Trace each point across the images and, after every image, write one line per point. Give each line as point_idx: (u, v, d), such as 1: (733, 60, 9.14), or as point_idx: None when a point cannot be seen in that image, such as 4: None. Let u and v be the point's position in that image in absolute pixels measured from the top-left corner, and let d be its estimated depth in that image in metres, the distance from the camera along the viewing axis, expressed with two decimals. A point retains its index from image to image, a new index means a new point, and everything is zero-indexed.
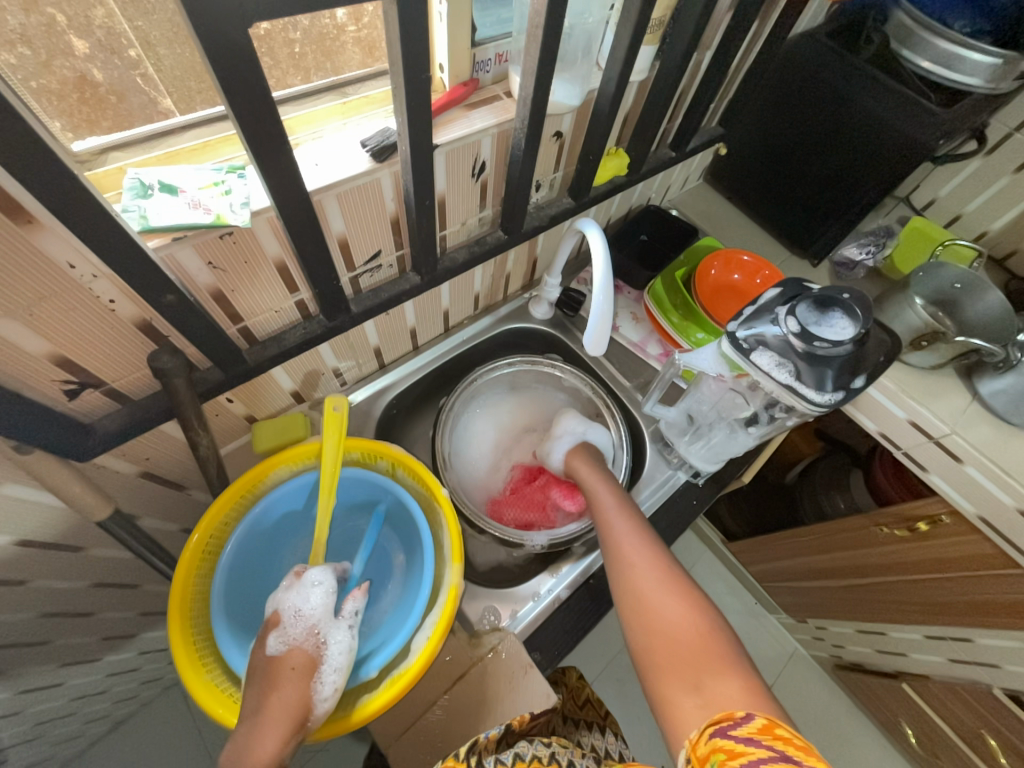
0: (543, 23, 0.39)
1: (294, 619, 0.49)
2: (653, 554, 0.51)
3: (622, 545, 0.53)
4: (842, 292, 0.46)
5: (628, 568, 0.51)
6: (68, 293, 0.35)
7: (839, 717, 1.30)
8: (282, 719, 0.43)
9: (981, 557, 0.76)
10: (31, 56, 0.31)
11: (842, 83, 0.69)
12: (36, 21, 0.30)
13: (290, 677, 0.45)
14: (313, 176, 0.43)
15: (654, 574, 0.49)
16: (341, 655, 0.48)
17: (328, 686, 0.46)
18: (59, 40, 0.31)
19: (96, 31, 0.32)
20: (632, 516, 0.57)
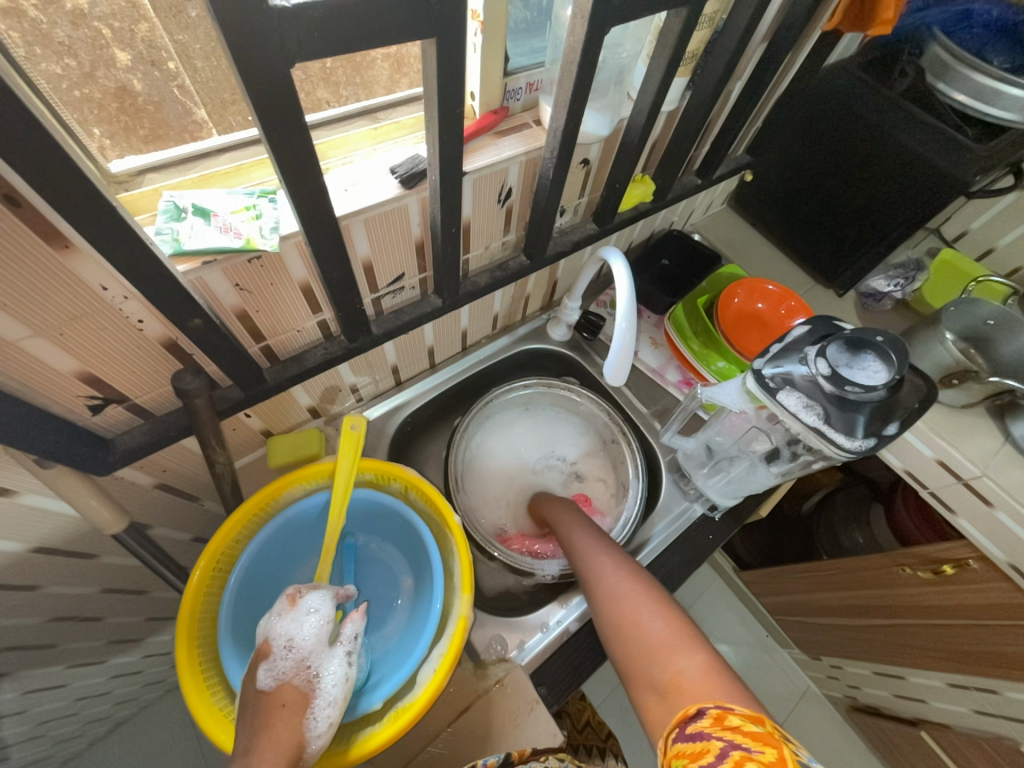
0: (578, 58, 0.39)
1: (285, 650, 0.48)
2: (618, 568, 0.53)
3: (591, 564, 0.55)
4: (875, 334, 0.45)
5: (596, 584, 0.53)
6: (98, 312, 0.36)
7: (852, 761, 1.24)
8: (278, 746, 0.41)
9: (1010, 606, 0.72)
10: (77, 67, 0.31)
11: (875, 115, 0.67)
12: (83, 34, 0.30)
13: (280, 713, 0.43)
14: (342, 202, 0.43)
15: (617, 585, 0.51)
16: (335, 686, 0.47)
17: (323, 718, 0.45)
18: (103, 53, 0.31)
19: (138, 44, 0.32)
20: (601, 541, 0.58)
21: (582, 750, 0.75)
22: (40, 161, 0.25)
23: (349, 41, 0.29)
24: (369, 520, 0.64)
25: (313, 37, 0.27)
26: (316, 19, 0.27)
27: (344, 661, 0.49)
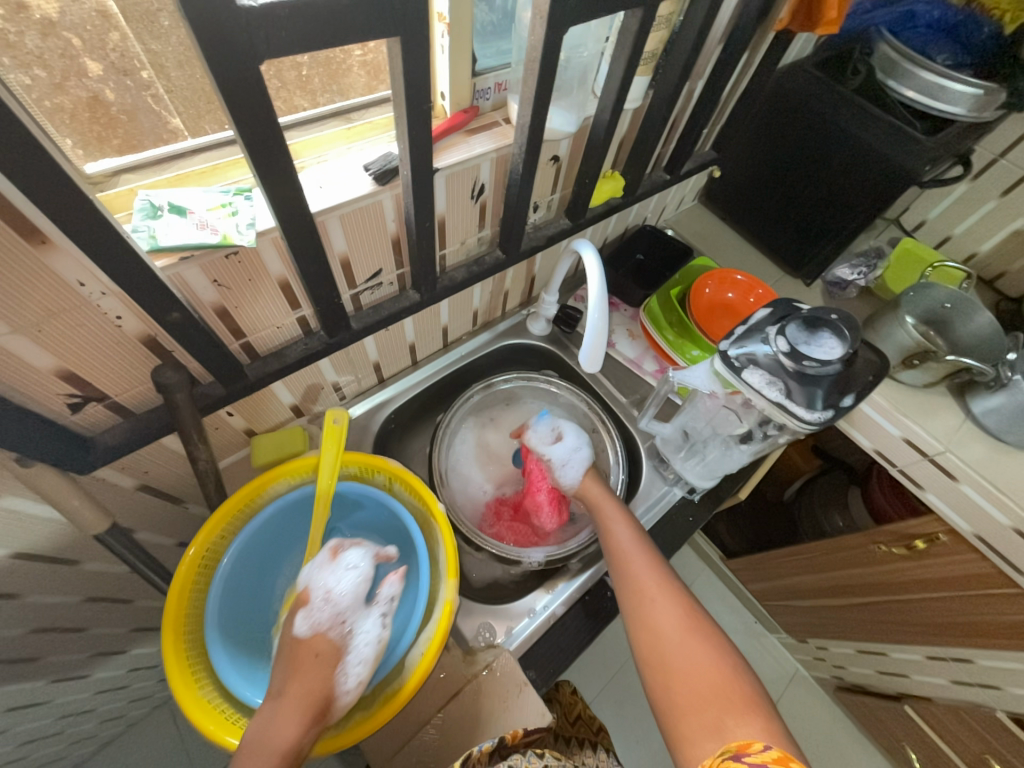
0: (540, 57, 0.41)
1: (324, 601, 0.50)
2: (672, 595, 0.54)
3: (644, 585, 0.55)
4: (829, 313, 0.48)
5: (647, 609, 0.54)
6: (76, 310, 0.36)
7: (842, 741, 1.27)
8: (300, 710, 0.44)
9: (978, 576, 0.75)
10: (47, 79, 0.32)
11: (830, 110, 0.71)
12: (53, 45, 0.31)
13: (312, 664, 0.47)
14: (317, 198, 0.44)
15: (673, 617, 0.52)
16: (367, 647, 0.50)
17: (351, 678, 0.48)
18: (74, 63, 0.32)
19: (110, 54, 0.33)
20: (650, 553, 0.59)
21: (572, 742, 0.73)
22: (13, 154, 0.26)
23: (314, 39, 0.30)
24: (354, 514, 0.64)
25: (281, 35, 0.29)
26: (282, 18, 0.28)
27: (379, 623, 0.51)
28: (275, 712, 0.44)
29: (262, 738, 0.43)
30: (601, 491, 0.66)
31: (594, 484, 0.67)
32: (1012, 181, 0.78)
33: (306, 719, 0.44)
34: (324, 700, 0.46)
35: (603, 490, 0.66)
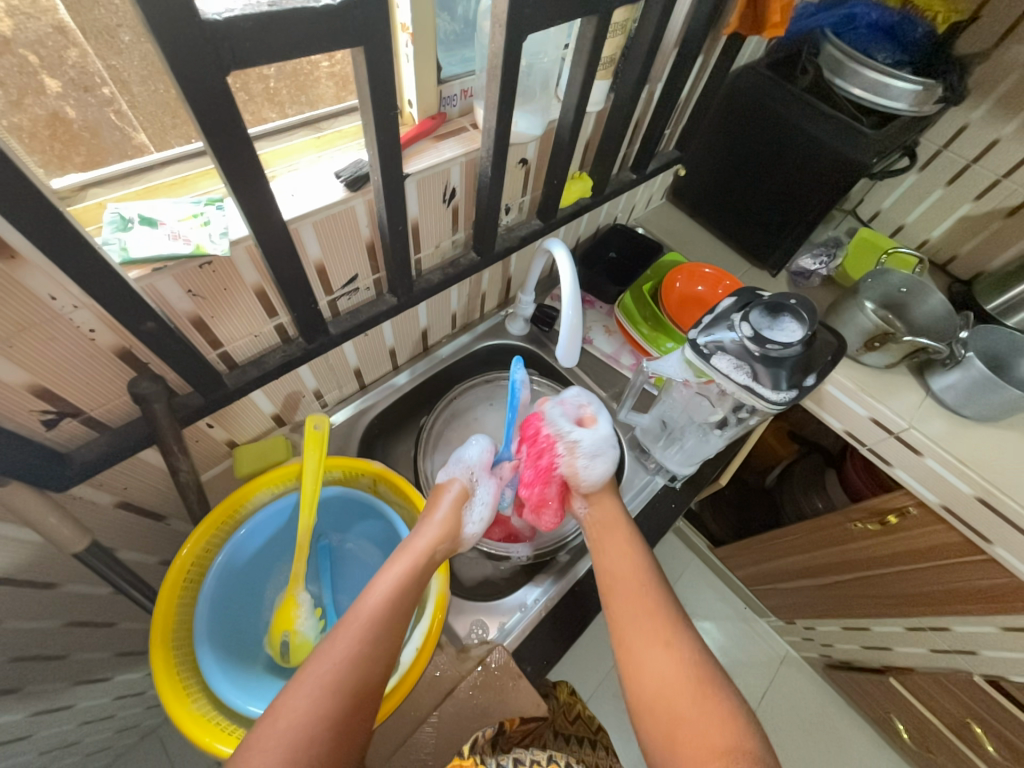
0: (501, 63, 0.43)
1: (456, 464, 0.63)
2: (683, 636, 0.50)
3: (655, 623, 0.51)
4: (789, 298, 0.51)
5: (657, 652, 0.49)
6: (47, 323, 0.36)
7: (833, 717, 1.30)
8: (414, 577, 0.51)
9: (948, 545, 0.79)
10: (3, 96, 0.32)
11: (783, 108, 0.74)
12: (9, 62, 0.31)
13: (448, 497, 0.58)
14: (289, 205, 0.45)
15: (685, 664, 0.48)
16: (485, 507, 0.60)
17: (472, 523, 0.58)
18: (31, 79, 0.32)
19: (69, 70, 0.33)
20: (659, 583, 0.55)
21: (573, 740, 0.62)
22: None
23: (280, 50, 0.31)
24: (340, 519, 0.65)
25: (247, 47, 0.29)
26: (247, 30, 0.29)
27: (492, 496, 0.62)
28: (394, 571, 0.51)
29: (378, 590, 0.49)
30: (618, 509, 0.62)
31: (610, 500, 0.62)
32: (956, 170, 0.82)
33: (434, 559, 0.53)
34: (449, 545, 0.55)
35: (617, 514, 0.61)
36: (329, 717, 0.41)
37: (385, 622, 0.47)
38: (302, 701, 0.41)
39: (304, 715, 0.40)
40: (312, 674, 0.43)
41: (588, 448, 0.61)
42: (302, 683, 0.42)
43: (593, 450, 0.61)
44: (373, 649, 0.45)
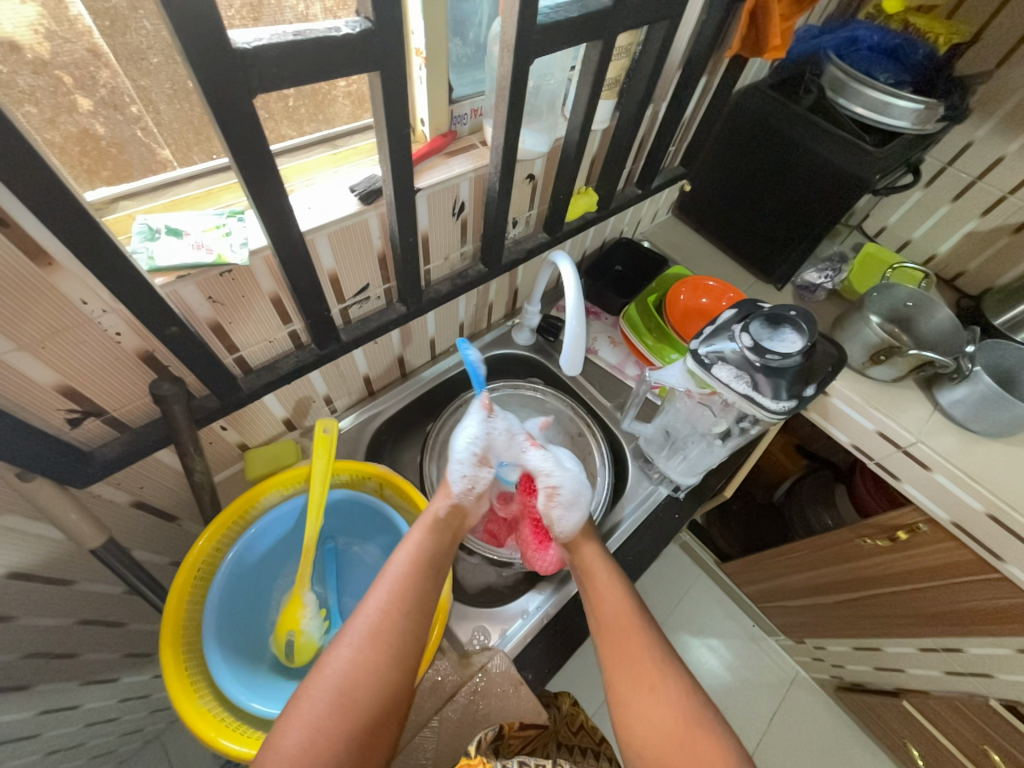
0: (509, 86, 0.45)
1: None
2: (670, 677, 0.50)
3: (640, 668, 0.51)
4: (789, 310, 0.53)
5: (642, 698, 0.49)
6: (77, 327, 0.38)
7: (846, 741, 1.26)
8: (425, 553, 0.52)
9: (960, 564, 0.77)
10: (38, 114, 0.35)
11: (787, 126, 0.76)
12: (45, 82, 0.34)
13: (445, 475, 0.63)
14: (307, 218, 0.47)
15: (673, 707, 0.48)
16: (481, 475, 0.62)
17: (474, 496, 0.61)
18: (65, 99, 0.35)
19: (100, 89, 0.36)
20: (644, 619, 0.55)
21: (577, 751, 0.60)
22: (27, 183, 0.28)
23: (304, 75, 0.33)
24: (347, 522, 0.66)
25: (273, 72, 0.32)
26: (274, 57, 0.31)
27: (478, 462, 0.62)
28: (403, 548, 0.53)
29: (388, 568, 0.51)
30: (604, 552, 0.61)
31: (590, 542, 0.61)
32: (961, 187, 0.83)
33: (446, 518, 0.57)
34: (461, 514, 0.59)
35: (598, 558, 0.59)
36: (363, 702, 0.43)
37: (398, 601, 0.48)
38: (324, 696, 0.43)
39: (330, 708, 0.42)
40: (332, 666, 0.45)
41: (566, 495, 0.62)
42: (317, 681, 0.44)
43: (571, 501, 0.61)
44: (391, 628, 0.47)
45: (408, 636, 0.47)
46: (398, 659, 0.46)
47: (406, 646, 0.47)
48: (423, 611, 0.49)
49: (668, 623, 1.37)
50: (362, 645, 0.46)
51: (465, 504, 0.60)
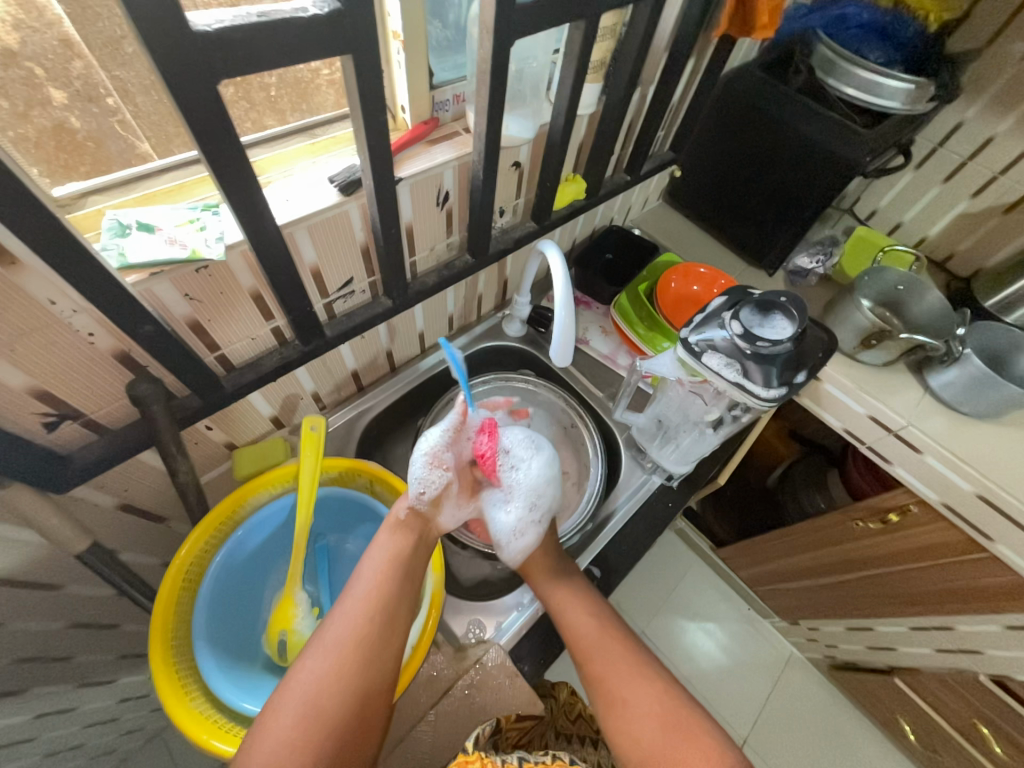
0: (489, 70, 0.44)
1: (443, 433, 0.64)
2: (643, 686, 0.53)
3: (609, 666, 0.55)
4: (778, 296, 0.52)
5: (619, 712, 0.52)
6: (47, 328, 0.37)
7: (840, 719, 1.28)
8: (392, 555, 0.53)
9: (951, 544, 0.78)
10: (10, 108, 0.34)
11: (777, 108, 0.75)
12: (16, 74, 0.33)
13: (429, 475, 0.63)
14: (284, 211, 0.45)
15: (637, 690, 0.53)
16: (436, 479, 0.58)
17: (429, 500, 0.57)
18: (38, 92, 0.34)
19: (75, 83, 0.35)
20: (614, 634, 0.58)
21: (575, 739, 0.61)
22: None
23: (271, 59, 0.32)
24: (338, 520, 0.66)
25: (238, 57, 0.30)
26: (238, 41, 0.30)
27: (429, 465, 0.58)
28: (371, 555, 0.54)
29: (356, 576, 0.52)
30: (551, 562, 0.61)
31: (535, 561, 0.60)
32: (952, 168, 0.82)
33: (407, 520, 0.56)
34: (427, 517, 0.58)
35: (549, 569, 0.60)
36: (331, 711, 0.43)
37: (366, 607, 0.49)
38: (294, 709, 0.43)
39: (302, 718, 0.42)
40: (297, 679, 0.45)
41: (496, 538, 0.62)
42: (286, 694, 0.44)
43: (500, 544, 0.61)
44: (359, 634, 0.47)
45: (377, 640, 0.48)
46: (369, 664, 0.46)
47: (379, 649, 0.47)
48: (391, 616, 0.49)
49: (665, 609, 1.38)
50: (328, 655, 0.46)
51: (425, 509, 0.58)
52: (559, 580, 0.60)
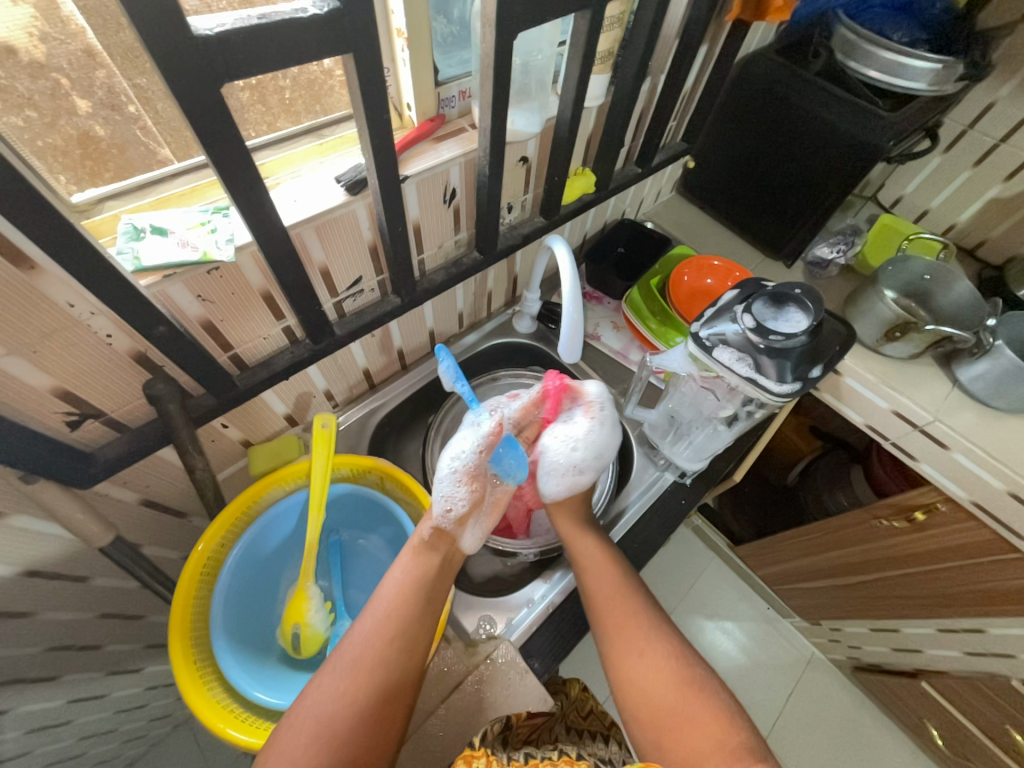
0: (492, 64, 0.43)
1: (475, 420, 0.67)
2: (648, 646, 0.53)
3: (621, 624, 0.55)
4: (793, 288, 0.51)
5: (623, 664, 0.53)
6: (69, 330, 0.39)
7: (863, 722, 1.25)
8: (413, 577, 0.54)
9: (982, 543, 0.75)
10: (38, 118, 0.35)
11: (794, 94, 0.72)
12: (42, 85, 0.34)
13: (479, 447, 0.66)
14: (291, 212, 0.46)
15: (650, 649, 0.53)
16: (461, 494, 0.60)
17: (454, 516, 0.59)
18: (64, 101, 0.35)
19: (98, 91, 0.36)
20: (627, 592, 0.57)
21: (585, 735, 0.60)
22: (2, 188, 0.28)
23: (272, 61, 0.32)
24: (350, 516, 0.67)
25: (239, 59, 0.31)
26: (239, 43, 0.30)
27: (457, 481, 0.60)
28: (393, 574, 0.55)
29: (380, 592, 0.54)
30: (581, 517, 0.64)
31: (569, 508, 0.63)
32: (983, 151, 0.79)
33: (431, 541, 0.57)
34: (450, 535, 0.59)
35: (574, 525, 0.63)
36: (343, 734, 0.44)
37: (383, 629, 0.51)
38: (308, 728, 0.44)
39: (317, 736, 0.44)
40: (313, 698, 0.47)
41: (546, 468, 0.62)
42: (300, 713, 0.46)
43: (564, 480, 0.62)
44: (375, 657, 0.49)
45: (394, 665, 0.49)
46: (388, 688, 0.47)
47: (398, 674, 0.48)
48: (412, 639, 0.51)
49: (681, 608, 1.37)
50: (344, 675, 0.48)
51: (450, 526, 0.59)
52: (585, 530, 0.62)
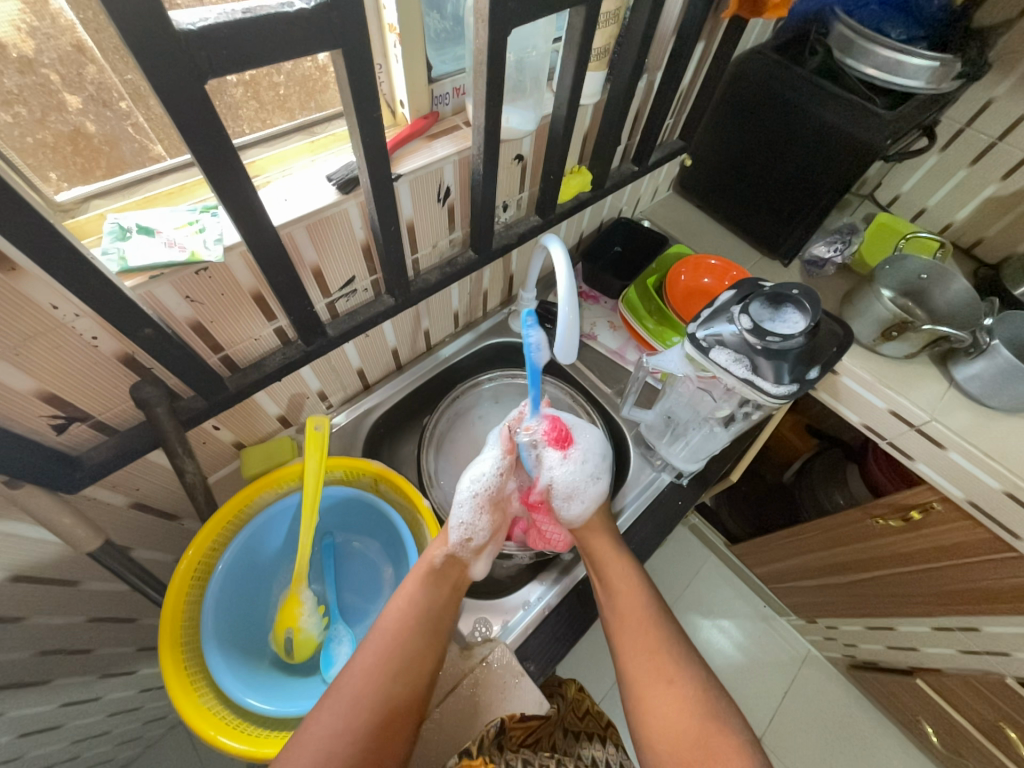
0: (486, 60, 0.43)
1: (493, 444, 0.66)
2: (671, 674, 0.54)
3: (650, 655, 0.55)
4: (791, 288, 0.50)
5: (647, 693, 0.53)
6: (53, 333, 0.38)
7: (857, 718, 1.26)
8: (417, 608, 0.54)
9: (977, 542, 0.75)
10: (27, 114, 0.34)
11: (791, 91, 0.72)
12: (32, 81, 0.33)
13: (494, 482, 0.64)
14: (282, 211, 0.45)
15: (672, 676, 0.54)
16: (481, 524, 0.59)
17: (472, 545, 0.58)
18: (53, 98, 0.34)
19: (89, 86, 0.35)
20: (657, 623, 0.57)
21: (582, 737, 0.60)
22: None
23: (258, 57, 0.31)
24: (344, 519, 0.67)
25: (223, 55, 0.30)
26: (221, 39, 0.29)
27: (478, 509, 0.59)
28: (397, 601, 0.54)
29: (382, 619, 0.54)
30: (608, 531, 0.62)
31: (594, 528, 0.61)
32: (980, 149, 0.78)
33: (442, 568, 0.56)
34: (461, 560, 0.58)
35: (608, 548, 0.60)
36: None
37: (385, 663, 0.51)
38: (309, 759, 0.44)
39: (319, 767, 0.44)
40: (314, 728, 0.47)
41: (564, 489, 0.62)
42: (300, 742, 0.46)
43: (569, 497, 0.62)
44: (375, 694, 0.49)
45: (393, 699, 0.49)
46: (387, 722, 0.48)
47: (397, 708, 0.49)
48: (412, 673, 0.51)
49: (678, 606, 1.37)
50: (344, 710, 0.48)
51: (464, 555, 0.58)
52: (616, 551, 0.61)
